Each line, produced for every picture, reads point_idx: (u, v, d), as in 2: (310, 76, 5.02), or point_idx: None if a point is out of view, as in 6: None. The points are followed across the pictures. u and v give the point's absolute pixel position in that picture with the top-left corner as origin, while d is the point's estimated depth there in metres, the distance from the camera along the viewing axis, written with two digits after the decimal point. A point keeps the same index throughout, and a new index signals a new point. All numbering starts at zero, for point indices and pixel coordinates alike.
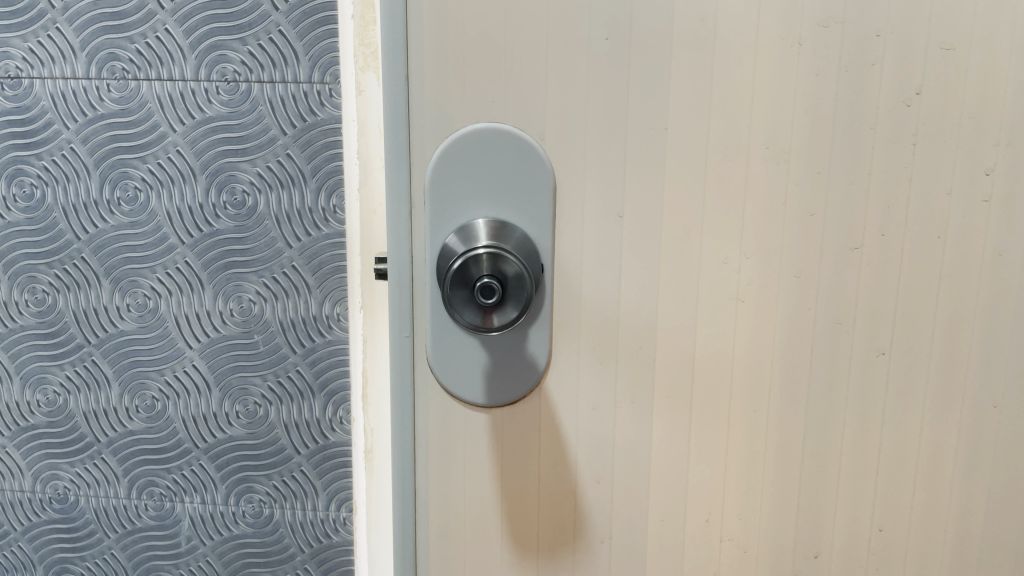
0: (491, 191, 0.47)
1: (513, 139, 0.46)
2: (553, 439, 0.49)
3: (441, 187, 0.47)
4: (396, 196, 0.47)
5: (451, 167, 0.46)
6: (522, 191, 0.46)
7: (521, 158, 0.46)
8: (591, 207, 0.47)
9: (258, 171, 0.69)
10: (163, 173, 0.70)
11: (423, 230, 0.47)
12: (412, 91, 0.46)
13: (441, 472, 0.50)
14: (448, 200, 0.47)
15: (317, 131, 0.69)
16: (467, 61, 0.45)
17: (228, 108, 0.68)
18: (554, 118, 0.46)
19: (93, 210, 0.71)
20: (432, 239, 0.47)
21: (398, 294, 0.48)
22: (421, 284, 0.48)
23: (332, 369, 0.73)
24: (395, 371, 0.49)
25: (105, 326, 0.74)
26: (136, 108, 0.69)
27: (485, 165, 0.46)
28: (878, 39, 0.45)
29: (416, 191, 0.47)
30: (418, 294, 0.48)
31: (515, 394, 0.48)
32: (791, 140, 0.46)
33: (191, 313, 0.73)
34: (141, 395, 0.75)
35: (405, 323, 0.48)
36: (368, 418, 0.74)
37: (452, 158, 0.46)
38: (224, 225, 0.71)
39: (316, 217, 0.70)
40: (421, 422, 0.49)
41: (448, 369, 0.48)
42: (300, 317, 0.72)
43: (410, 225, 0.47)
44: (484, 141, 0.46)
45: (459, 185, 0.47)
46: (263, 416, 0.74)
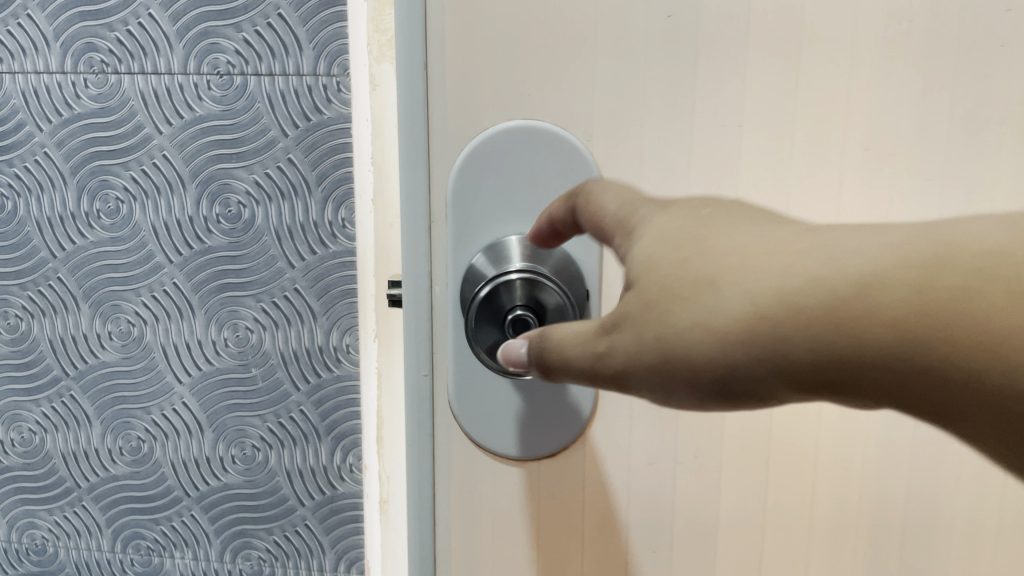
0: (526, 202, 0.41)
1: (554, 137, 0.40)
2: (599, 499, 0.43)
3: (467, 198, 0.41)
4: (416, 214, 0.41)
5: (479, 175, 0.40)
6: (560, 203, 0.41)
7: (563, 162, 0.40)
8: None
9: (255, 179, 0.59)
10: (148, 181, 0.60)
11: (445, 251, 0.41)
12: (431, 93, 0.40)
13: (467, 528, 0.44)
14: (474, 213, 0.41)
15: (324, 132, 0.58)
16: (500, 59, 0.39)
17: (221, 106, 0.58)
18: (603, 118, 0.40)
19: (70, 224, 0.62)
20: (455, 260, 0.41)
21: (410, 327, 0.42)
22: (441, 314, 0.42)
23: (342, 409, 0.63)
24: (410, 418, 0.43)
25: (85, 356, 0.64)
26: (117, 106, 0.59)
27: (521, 170, 0.40)
28: (1008, 15, 0.38)
29: (437, 206, 0.41)
30: (438, 326, 0.42)
31: (558, 444, 0.42)
32: (882, 133, 0.40)
33: (180, 342, 0.63)
34: (125, 435, 0.65)
35: (422, 358, 0.42)
36: (382, 463, 0.63)
37: (480, 164, 0.40)
38: (217, 240, 0.61)
39: (323, 232, 0.60)
40: (439, 467, 0.44)
41: (472, 411, 0.42)
42: (304, 348, 0.62)
43: (429, 242, 0.41)
44: (520, 142, 0.40)
45: (488, 195, 0.41)
46: (261, 462, 0.64)
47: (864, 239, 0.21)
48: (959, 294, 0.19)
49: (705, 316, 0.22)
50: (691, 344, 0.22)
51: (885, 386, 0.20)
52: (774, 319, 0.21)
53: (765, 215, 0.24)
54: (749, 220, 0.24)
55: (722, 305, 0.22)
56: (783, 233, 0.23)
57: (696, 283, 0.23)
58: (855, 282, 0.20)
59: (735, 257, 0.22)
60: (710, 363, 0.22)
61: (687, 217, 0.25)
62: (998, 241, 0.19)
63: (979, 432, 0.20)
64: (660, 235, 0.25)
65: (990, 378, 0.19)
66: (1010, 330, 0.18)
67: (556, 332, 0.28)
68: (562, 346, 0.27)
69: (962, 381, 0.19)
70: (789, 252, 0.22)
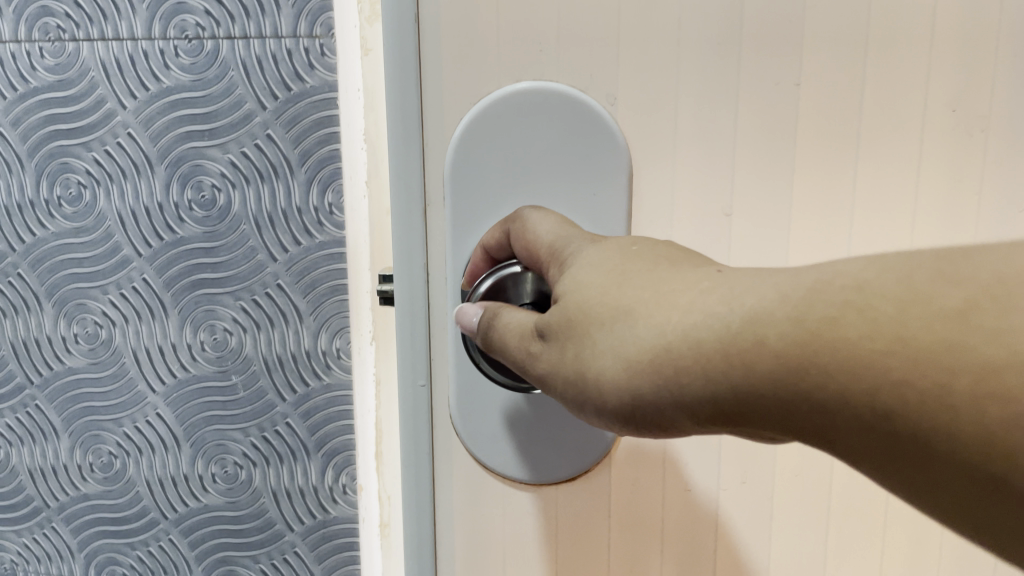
0: (535, 174, 0.38)
1: (566, 98, 0.37)
2: (627, 521, 0.42)
3: (469, 174, 0.38)
4: (409, 204, 0.39)
5: (482, 148, 0.38)
6: (572, 170, 0.38)
7: (576, 128, 0.38)
8: (686, 192, 0.39)
9: (231, 159, 0.51)
10: (112, 164, 0.53)
11: (443, 240, 0.39)
12: (425, 52, 0.38)
13: (473, 541, 0.42)
14: (478, 190, 0.38)
15: (307, 104, 0.50)
16: (520, 20, 0.37)
17: (191, 75, 0.51)
18: (630, 80, 0.38)
19: (30, 213, 0.55)
20: (455, 250, 0.39)
21: (405, 331, 0.40)
22: (441, 315, 0.40)
23: (333, 423, 0.55)
24: (408, 428, 0.41)
25: (50, 362, 0.57)
26: (76, 78, 0.52)
27: (529, 140, 0.38)
28: None
29: (434, 192, 0.39)
30: (436, 329, 0.40)
31: (575, 468, 0.41)
32: (953, 96, 0.38)
33: (152, 347, 0.56)
34: (96, 451, 0.58)
35: (420, 366, 0.40)
36: (383, 483, 0.55)
37: (485, 133, 0.38)
38: (190, 230, 0.53)
39: (308, 219, 0.52)
40: (442, 475, 0.42)
41: (471, 426, 0.41)
42: (290, 353, 0.54)
43: (425, 226, 0.39)
44: (530, 106, 0.37)
45: (492, 168, 0.38)
46: (244, 481, 0.57)
47: (761, 284, 0.24)
48: (828, 328, 0.22)
49: (618, 342, 0.25)
50: (602, 369, 0.26)
51: (774, 415, 0.23)
52: (676, 355, 0.24)
53: (685, 258, 0.28)
54: (667, 261, 0.27)
55: (632, 333, 0.25)
56: (695, 277, 0.26)
57: (613, 286, 0.27)
58: (742, 320, 0.23)
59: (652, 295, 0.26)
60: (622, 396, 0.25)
61: (617, 253, 0.28)
62: (883, 285, 0.21)
63: (866, 451, 0.22)
64: (592, 266, 0.28)
65: (878, 406, 0.21)
66: (881, 355, 0.21)
67: (506, 316, 0.31)
68: (504, 334, 0.31)
69: (846, 405, 0.22)
70: (696, 290, 0.25)
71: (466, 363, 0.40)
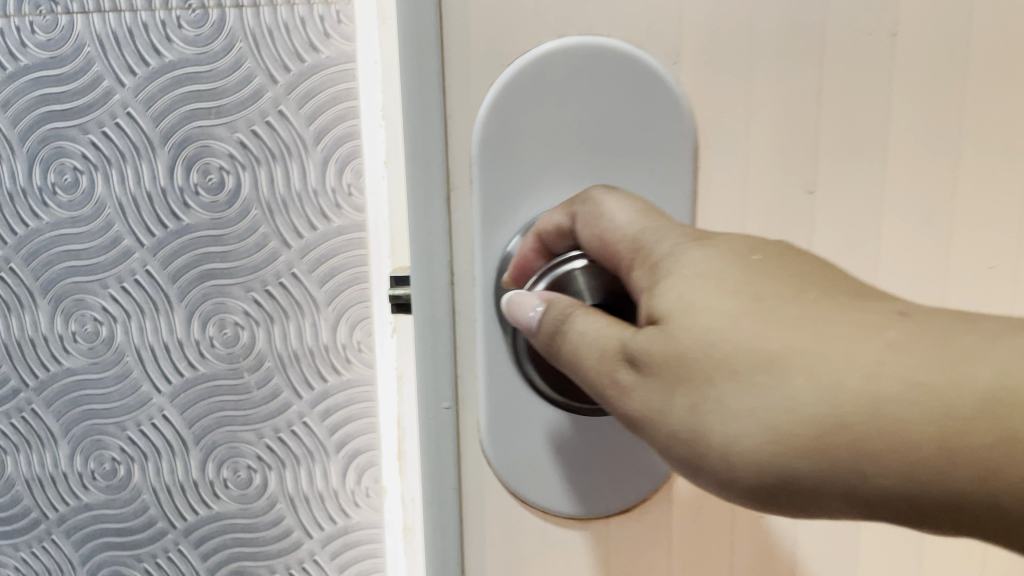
0: (581, 141, 0.33)
1: (619, 57, 0.33)
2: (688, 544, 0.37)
3: (498, 149, 0.33)
4: (430, 192, 0.33)
5: (522, 112, 0.33)
6: (610, 153, 0.33)
7: (631, 90, 0.33)
8: (761, 164, 0.34)
9: (239, 139, 0.48)
10: (111, 147, 0.49)
11: (471, 232, 0.35)
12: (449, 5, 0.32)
13: (508, 562, 0.37)
14: (506, 166, 0.34)
15: (321, 77, 0.46)
16: None
17: (195, 48, 0.47)
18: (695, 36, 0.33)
19: (23, 202, 0.51)
20: (485, 242, 0.35)
21: (428, 343, 0.35)
22: (469, 323, 0.35)
23: (354, 423, 0.51)
24: (429, 456, 0.36)
25: (46, 363, 0.53)
26: (70, 55, 0.48)
27: (576, 103, 0.33)
28: None
29: (457, 175, 0.34)
30: (464, 336, 0.36)
31: (634, 496, 0.36)
32: None
33: (157, 343, 0.52)
34: (98, 457, 0.54)
35: (445, 383, 0.35)
36: (406, 486, 0.50)
37: (522, 101, 0.33)
38: (197, 217, 0.49)
39: (324, 202, 0.48)
40: (471, 501, 0.37)
41: (511, 458, 0.36)
42: (307, 348, 0.50)
43: (449, 212, 0.34)
44: (579, 74, 0.33)
45: (524, 141, 0.33)
46: (259, 486, 0.53)
47: (1004, 347, 0.18)
48: None
49: (761, 403, 0.20)
50: (736, 434, 0.20)
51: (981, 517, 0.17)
52: (852, 430, 0.18)
53: (827, 282, 0.22)
54: (807, 283, 0.22)
55: (784, 396, 0.19)
56: (869, 313, 0.20)
57: (740, 307, 0.21)
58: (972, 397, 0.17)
59: (795, 324, 0.20)
60: (762, 469, 0.20)
61: (727, 266, 0.23)
62: None
63: None
64: (697, 280, 0.23)
65: None
66: None
67: (578, 325, 0.26)
68: (580, 339, 0.26)
69: None
70: (880, 344, 0.19)
71: (507, 382, 0.35)
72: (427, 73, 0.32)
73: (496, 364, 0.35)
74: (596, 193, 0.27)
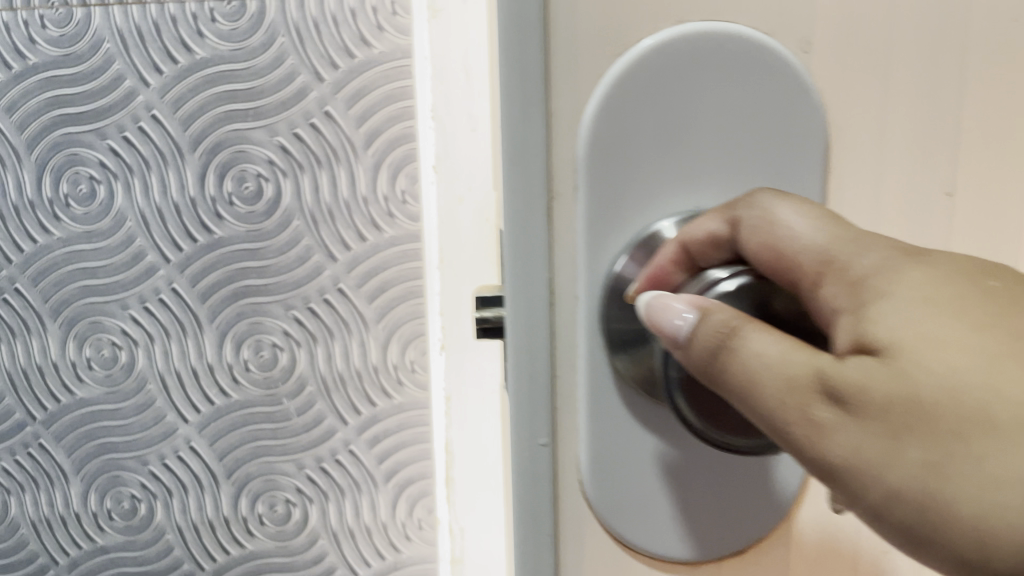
0: (722, 151, 0.22)
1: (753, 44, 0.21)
2: None
3: (615, 155, 0.21)
4: (524, 197, 0.21)
5: (637, 117, 0.21)
6: (760, 164, 0.22)
7: (783, 85, 0.22)
8: None
9: (280, 143, 0.43)
10: (133, 153, 0.45)
11: (576, 261, 0.22)
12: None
13: None
14: (623, 180, 0.21)
15: (373, 74, 0.42)
16: None
17: (231, 44, 0.43)
18: None
19: (30, 215, 0.46)
20: (590, 266, 0.22)
21: (522, 364, 0.21)
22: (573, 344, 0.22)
23: (405, 450, 0.47)
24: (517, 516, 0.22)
25: (55, 393, 0.48)
26: (86, 51, 0.44)
27: (710, 100, 0.21)
28: None
29: (560, 181, 0.21)
30: (563, 377, 0.22)
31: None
32: None
33: (183, 369, 0.47)
34: (116, 495, 0.49)
35: (541, 418, 0.22)
36: (455, 515, 0.46)
37: (654, 91, 0.21)
38: (231, 230, 0.45)
39: (375, 211, 0.44)
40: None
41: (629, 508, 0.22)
42: (353, 370, 0.46)
43: (543, 240, 0.21)
44: (734, 54, 0.21)
45: (652, 148, 0.21)
46: (299, 521, 0.48)
47: None
48: None
49: None
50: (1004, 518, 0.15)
51: None
52: None
53: None
54: None
55: None
56: None
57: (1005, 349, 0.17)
58: None
59: None
60: None
61: (958, 290, 0.18)
62: None
63: None
64: (925, 305, 0.18)
65: None
66: None
67: (752, 347, 0.19)
68: (761, 366, 0.18)
69: None
70: None
71: (621, 426, 0.22)
72: (533, 40, 0.20)
73: (602, 395, 0.22)
74: (762, 198, 0.21)
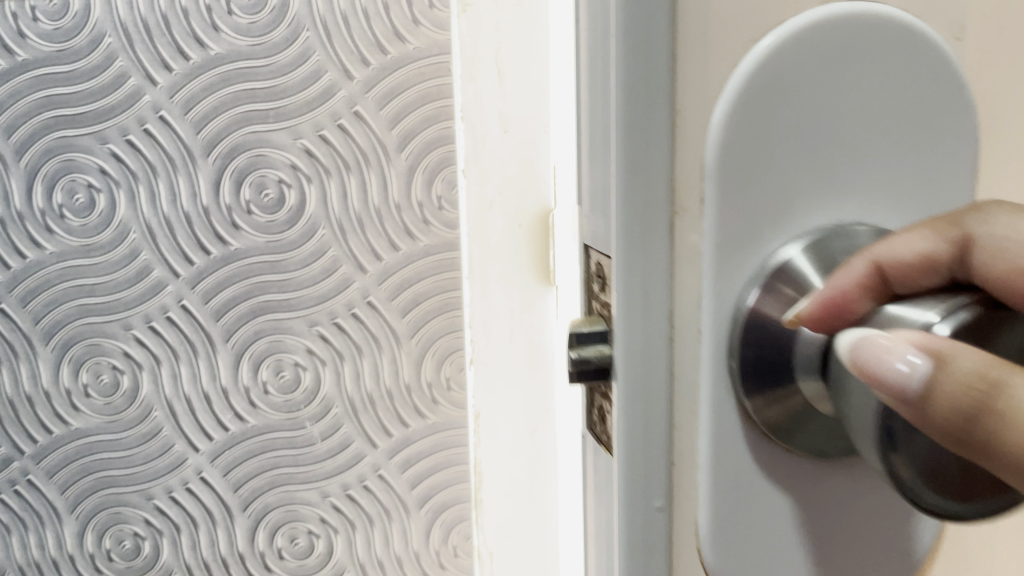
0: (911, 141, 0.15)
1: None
2: None
3: (746, 162, 0.15)
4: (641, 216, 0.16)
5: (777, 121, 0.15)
6: (951, 156, 0.16)
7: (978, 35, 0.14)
8: None
9: (304, 147, 0.40)
10: (137, 159, 0.41)
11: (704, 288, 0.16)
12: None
13: None
14: (754, 185, 0.15)
15: (406, 71, 0.40)
16: None
17: (249, 38, 0.39)
18: None
19: (19, 228, 0.41)
20: (721, 282, 0.15)
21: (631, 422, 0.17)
22: (698, 387, 0.16)
23: (439, 475, 0.45)
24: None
25: (46, 425, 0.43)
26: (84, 46, 0.39)
27: (879, 81, 0.15)
28: None
29: (663, 184, 0.15)
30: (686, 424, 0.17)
31: None
32: None
33: (193, 393, 0.43)
34: (116, 534, 0.45)
35: (658, 471, 0.17)
36: (483, 539, 0.44)
37: (783, 83, 0.15)
38: (249, 241, 0.41)
39: (409, 218, 0.41)
40: None
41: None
42: (384, 389, 0.43)
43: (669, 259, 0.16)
44: (893, 44, 0.15)
45: (799, 155, 0.15)
46: (323, 553, 0.45)
47: None
48: None
49: None
50: None
51: None
52: None
53: None
54: None
55: None
56: None
57: None
58: None
59: None
60: None
61: None
62: None
63: None
64: None
65: None
66: None
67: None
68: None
69: None
70: None
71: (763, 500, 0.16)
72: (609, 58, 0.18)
73: (739, 457, 0.16)
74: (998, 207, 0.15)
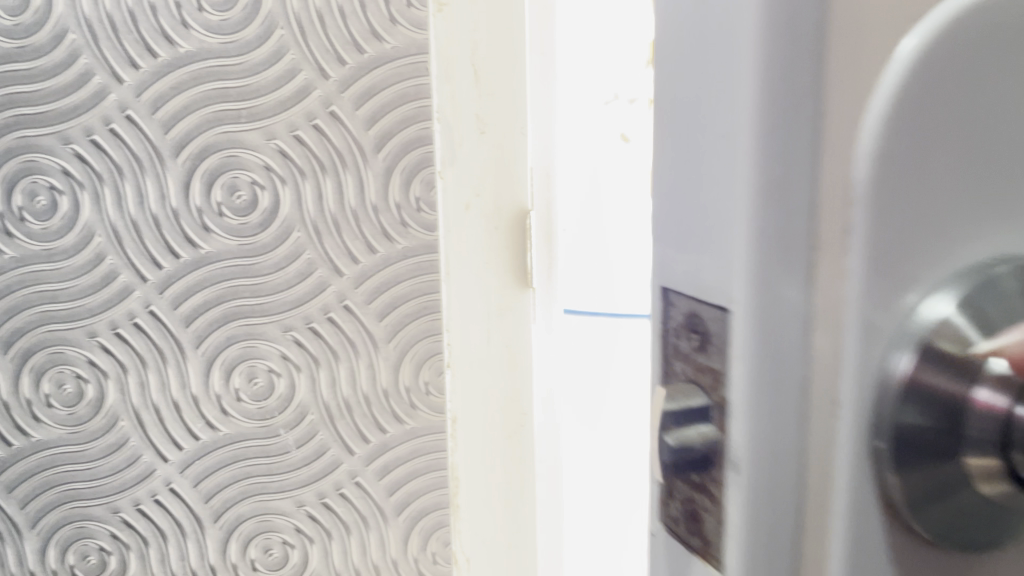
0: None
1: None
2: None
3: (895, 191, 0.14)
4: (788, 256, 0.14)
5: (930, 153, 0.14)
6: None
7: None
8: None
9: (278, 148, 0.39)
10: (102, 160, 0.39)
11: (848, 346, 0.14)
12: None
13: None
14: (905, 229, 0.14)
15: (383, 71, 0.39)
16: None
17: (222, 36, 0.38)
18: None
19: None
20: (865, 354, 0.14)
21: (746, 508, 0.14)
22: (844, 431, 0.14)
23: (419, 479, 0.43)
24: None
25: (5, 438, 0.41)
26: (46, 42, 0.38)
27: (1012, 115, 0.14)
28: None
29: (826, 234, 0.14)
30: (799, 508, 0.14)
31: None
32: None
33: (163, 402, 0.42)
34: (79, 550, 0.43)
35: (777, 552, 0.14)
36: (460, 543, 0.44)
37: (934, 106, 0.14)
38: (221, 244, 0.40)
39: (387, 220, 0.40)
40: None
41: None
42: (361, 395, 0.42)
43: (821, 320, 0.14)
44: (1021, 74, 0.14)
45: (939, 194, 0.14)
46: (298, 563, 0.44)
47: None
48: None
49: None
50: None
51: None
52: None
53: None
54: None
55: None
56: None
57: None
58: None
59: None
60: None
61: None
62: None
63: None
64: None
65: None
66: None
67: None
68: None
69: None
70: None
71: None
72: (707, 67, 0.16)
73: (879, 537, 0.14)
74: None
